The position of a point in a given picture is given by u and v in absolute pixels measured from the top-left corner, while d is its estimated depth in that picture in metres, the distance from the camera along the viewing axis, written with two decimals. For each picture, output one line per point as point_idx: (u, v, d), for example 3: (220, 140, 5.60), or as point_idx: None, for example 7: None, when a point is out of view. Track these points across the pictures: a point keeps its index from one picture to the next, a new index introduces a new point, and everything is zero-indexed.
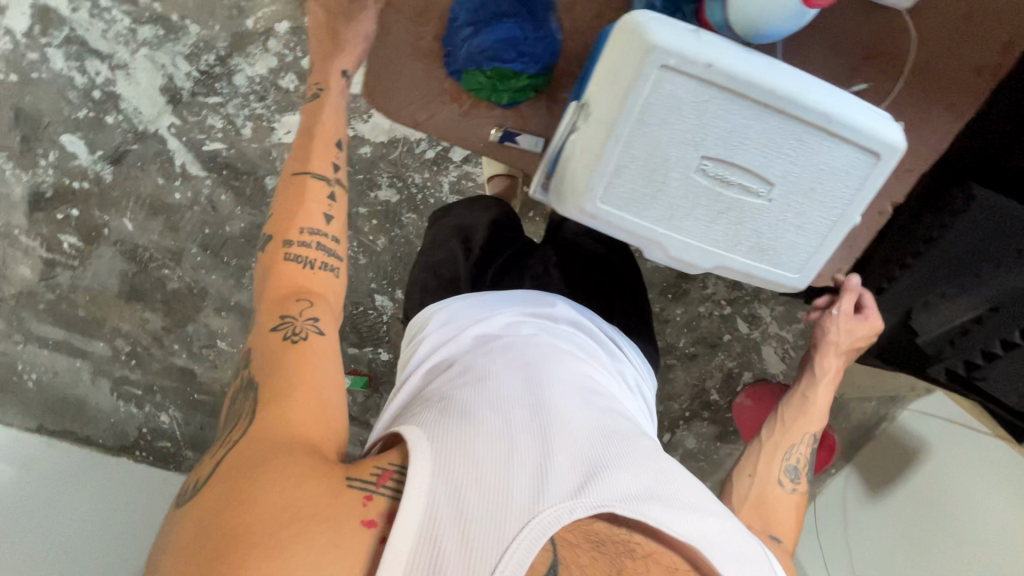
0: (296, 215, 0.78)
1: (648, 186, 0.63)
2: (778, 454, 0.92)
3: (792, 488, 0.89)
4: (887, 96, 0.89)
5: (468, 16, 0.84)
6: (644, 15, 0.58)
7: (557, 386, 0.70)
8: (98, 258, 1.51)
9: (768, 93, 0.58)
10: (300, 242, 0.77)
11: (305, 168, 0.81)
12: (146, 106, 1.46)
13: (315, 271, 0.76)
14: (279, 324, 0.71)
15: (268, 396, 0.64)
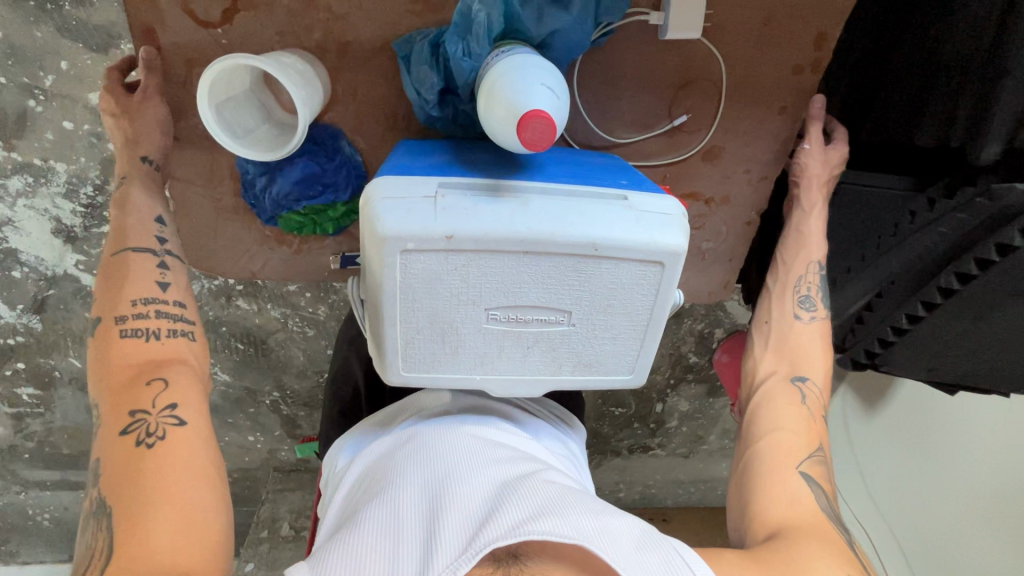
0: (119, 290, 0.62)
1: (444, 347, 0.61)
2: (794, 296, 0.77)
3: (811, 317, 0.77)
4: (715, 118, 0.83)
5: (259, 167, 0.80)
6: (378, 193, 0.55)
7: (453, 446, 0.57)
8: (63, 400, 1.22)
9: (522, 241, 0.55)
10: (136, 315, 0.61)
11: (124, 243, 0.66)
12: (45, 251, 1.06)
13: (161, 342, 0.60)
14: (126, 424, 0.54)
15: (124, 514, 0.49)
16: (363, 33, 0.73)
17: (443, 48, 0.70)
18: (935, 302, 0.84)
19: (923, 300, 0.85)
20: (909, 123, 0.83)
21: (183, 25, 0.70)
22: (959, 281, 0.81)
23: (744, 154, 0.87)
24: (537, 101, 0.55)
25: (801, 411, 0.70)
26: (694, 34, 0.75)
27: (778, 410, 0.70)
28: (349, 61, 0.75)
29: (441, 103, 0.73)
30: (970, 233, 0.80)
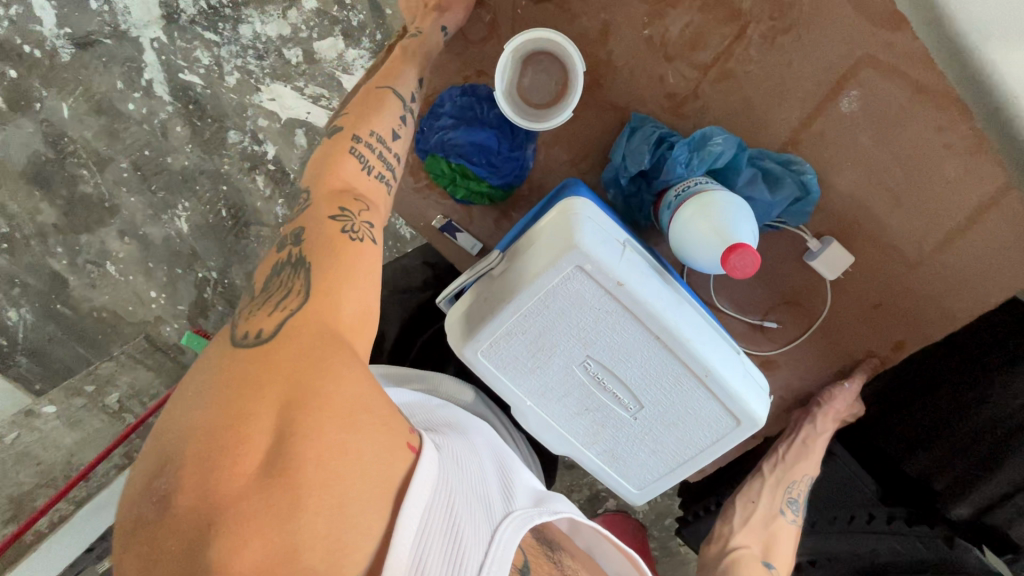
0: (365, 118, 0.69)
1: (529, 360, 0.63)
2: (782, 487, 0.91)
3: (791, 518, 0.90)
4: (791, 342, 0.93)
5: (454, 111, 0.84)
6: (581, 209, 0.60)
7: (494, 445, 0.64)
8: (16, 129, 1.19)
9: (664, 330, 0.59)
10: (368, 145, 0.66)
11: (390, 82, 0.73)
12: (138, 8, 1.15)
13: (369, 176, 0.65)
14: (335, 209, 0.56)
15: (321, 268, 0.50)
16: (618, 89, 0.81)
17: (667, 146, 0.79)
18: None
19: None
20: (911, 446, 0.94)
21: None
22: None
23: (793, 386, 0.95)
24: (743, 239, 0.64)
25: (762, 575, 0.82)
26: (830, 276, 0.87)
27: None
28: (591, 98, 0.82)
29: (633, 179, 0.81)
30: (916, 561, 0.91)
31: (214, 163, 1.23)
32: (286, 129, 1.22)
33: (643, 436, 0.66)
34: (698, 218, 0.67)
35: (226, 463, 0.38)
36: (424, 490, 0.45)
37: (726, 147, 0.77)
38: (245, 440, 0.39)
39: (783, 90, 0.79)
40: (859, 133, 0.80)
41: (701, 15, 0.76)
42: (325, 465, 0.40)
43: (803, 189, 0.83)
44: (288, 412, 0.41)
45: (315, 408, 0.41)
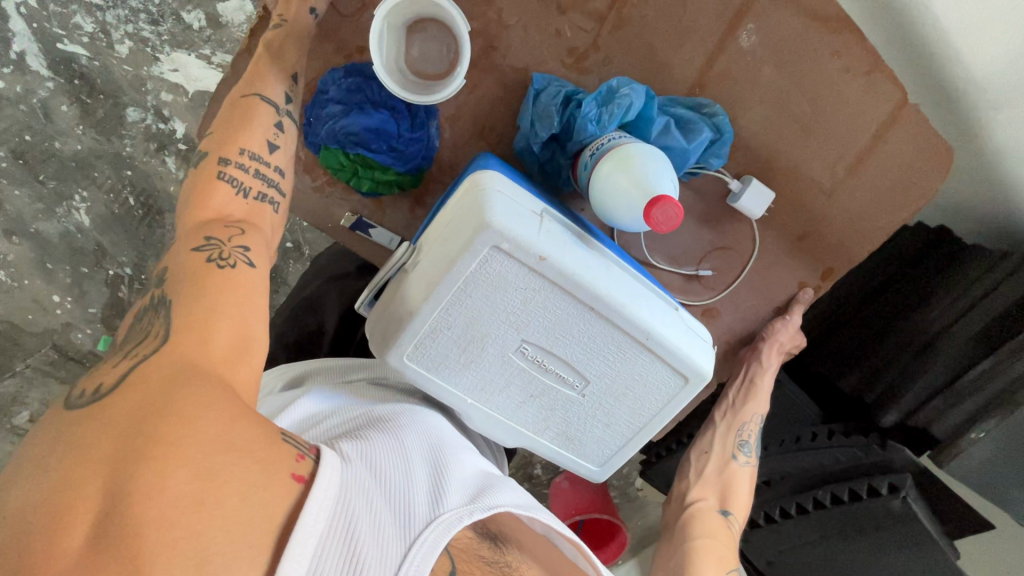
0: (229, 134, 0.65)
1: (461, 356, 0.58)
2: (729, 434, 0.91)
3: (745, 461, 0.89)
4: (729, 287, 0.92)
5: (341, 96, 0.75)
6: (489, 182, 0.55)
7: (440, 433, 0.60)
8: None
9: (596, 299, 0.56)
10: (240, 166, 0.63)
11: (256, 88, 0.67)
12: None
13: (247, 198, 0.63)
14: (200, 249, 0.56)
15: (180, 314, 0.50)
16: (515, 50, 0.75)
17: (575, 104, 0.75)
18: (806, 508, 0.88)
19: (799, 502, 0.89)
20: (847, 364, 0.95)
21: None
22: (848, 496, 0.83)
23: (736, 333, 0.95)
24: (665, 189, 0.61)
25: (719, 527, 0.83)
26: (757, 214, 0.86)
27: (706, 521, 0.83)
28: (487, 63, 0.76)
29: (546, 144, 0.77)
30: (864, 464, 0.84)
31: (113, 144, 1.06)
32: (197, 102, 1.07)
33: (592, 412, 0.63)
34: (615, 171, 0.63)
35: (55, 538, 0.36)
36: (314, 524, 0.41)
37: (635, 97, 0.73)
38: (70, 502, 0.37)
39: (683, 31, 0.76)
40: (763, 65, 0.78)
41: None
42: (169, 516, 0.38)
43: (716, 129, 0.80)
44: (117, 470, 0.38)
45: (158, 459, 0.39)
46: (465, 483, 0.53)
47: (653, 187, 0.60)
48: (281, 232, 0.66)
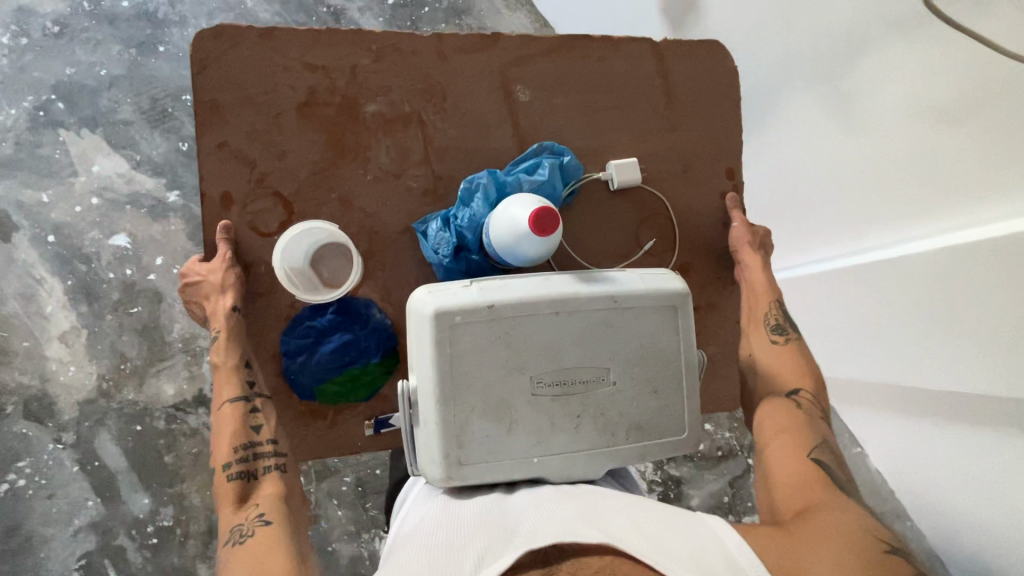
0: (214, 444, 0.69)
1: (500, 425, 0.63)
2: (765, 319, 0.82)
3: (787, 337, 0.79)
4: (676, 241, 1.02)
5: (301, 343, 0.89)
6: (423, 292, 0.66)
7: (484, 507, 0.58)
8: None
9: (551, 303, 0.64)
10: (239, 460, 0.67)
11: (221, 396, 0.72)
12: None
13: (259, 480, 0.67)
14: (227, 543, 0.59)
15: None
16: (390, 222, 0.93)
17: (453, 218, 0.90)
18: None
19: None
20: None
21: (250, 235, 0.88)
22: None
23: (709, 266, 1.03)
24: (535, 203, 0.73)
25: (819, 417, 0.69)
26: (639, 178, 0.98)
27: (781, 418, 0.69)
28: (379, 245, 0.93)
29: (456, 257, 0.89)
30: None
31: None
32: None
33: (634, 388, 0.65)
34: (513, 204, 0.74)
35: None
36: None
37: (485, 180, 0.90)
38: None
39: (483, 124, 0.96)
40: (550, 98, 0.99)
41: (390, 137, 0.93)
42: None
43: (556, 153, 0.96)
44: None
45: None
46: (490, 540, 0.50)
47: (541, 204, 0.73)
48: (299, 482, 0.70)
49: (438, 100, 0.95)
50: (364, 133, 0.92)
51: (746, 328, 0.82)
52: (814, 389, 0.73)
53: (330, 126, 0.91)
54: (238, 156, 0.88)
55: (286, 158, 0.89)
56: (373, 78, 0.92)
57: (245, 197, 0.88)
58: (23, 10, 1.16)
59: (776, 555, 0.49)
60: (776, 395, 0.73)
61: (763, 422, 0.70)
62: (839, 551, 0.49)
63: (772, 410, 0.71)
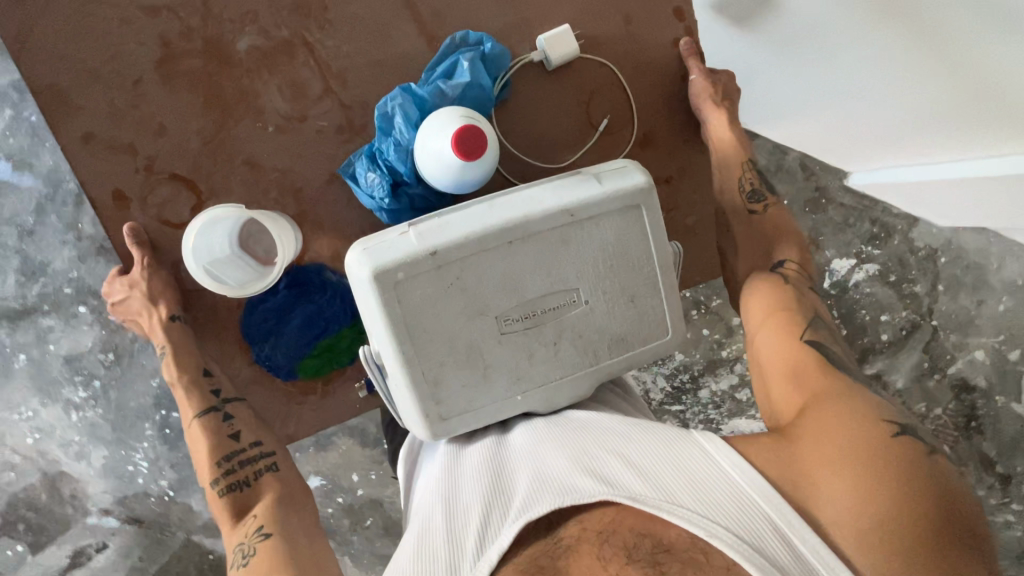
0: (200, 462, 0.69)
1: (476, 374, 0.58)
2: (738, 193, 0.81)
3: (761, 209, 0.78)
4: (632, 111, 0.91)
5: (263, 327, 0.83)
6: (356, 249, 0.57)
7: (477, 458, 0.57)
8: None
9: (502, 232, 0.57)
10: (226, 473, 0.68)
11: (189, 414, 0.73)
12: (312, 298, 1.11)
13: (253, 485, 0.68)
14: (232, 554, 0.60)
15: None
16: (311, 174, 0.82)
17: (379, 153, 0.79)
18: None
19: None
20: None
21: (163, 231, 0.78)
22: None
23: (673, 128, 0.92)
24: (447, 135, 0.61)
25: (800, 285, 0.68)
26: (576, 49, 0.84)
27: (770, 292, 0.67)
28: (309, 203, 0.83)
29: (394, 195, 0.79)
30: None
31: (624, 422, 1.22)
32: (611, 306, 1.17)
33: (608, 300, 0.60)
34: (430, 137, 0.64)
35: None
36: None
37: (401, 100, 0.77)
38: None
39: (380, 29, 0.80)
40: None
41: (278, 74, 0.78)
42: None
43: (476, 44, 0.81)
44: None
45: None
46: (488, 506, 0.49)
47: (452, 129, 0.61)
48: (296, 471, 0.72)
49: (317, 13, 0.78)
50: (246, 77, 0.78)
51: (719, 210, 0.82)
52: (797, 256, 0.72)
53: (203, 80, 0.76)
54: (112, 145, 0.75)
55: (167, 132, 0.76)
56: (229, 4, 0.76)
57: (141, 190, 0.77)
58: (70, 358, 0.94)
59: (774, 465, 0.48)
60: (761, 271, 0.72)
61: (753, 306, 0.67)
62: (840, 443, 0.47)
63: (759, 287, 0.69)
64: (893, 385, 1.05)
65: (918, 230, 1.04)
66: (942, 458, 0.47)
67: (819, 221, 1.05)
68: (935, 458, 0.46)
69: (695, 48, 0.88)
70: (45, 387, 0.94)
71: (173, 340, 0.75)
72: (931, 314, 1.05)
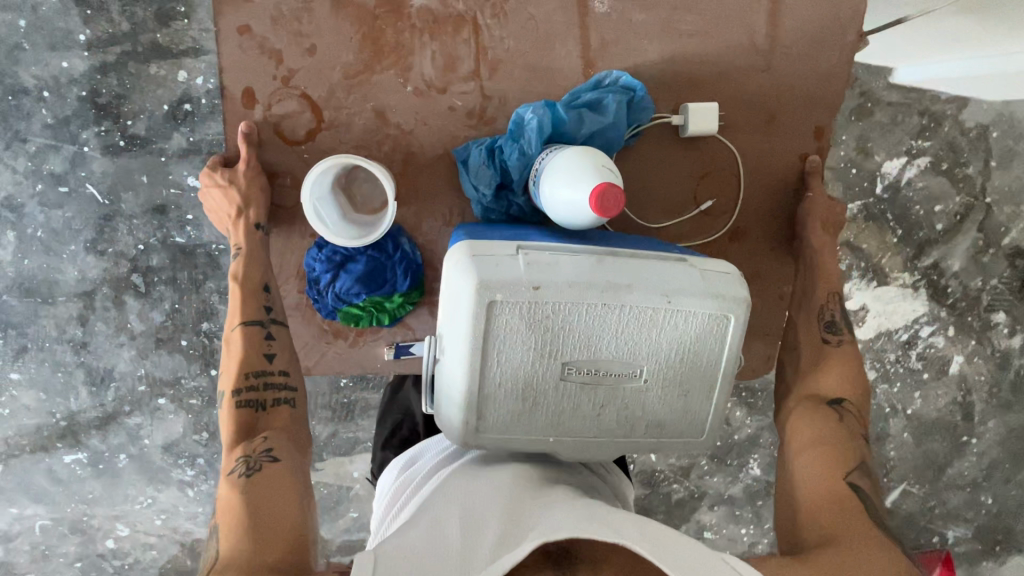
0: (230, 367, 0.70)
1: (522, 405, 0.61)
2: (816, 317, 0.83)
3: (837, 342, 0.80)
4: (737, 202, 0.92)
5: (325, 264, 0.84)
6: (464, 250, 0.60)
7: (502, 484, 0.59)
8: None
9: (602, 293, 0.59)
10: (249, 388, 0.68)
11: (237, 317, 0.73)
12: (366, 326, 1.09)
13: (268, 410, 0.67)
14: (232, 463, 0.60)
15: (222, 520, 0.55)
16: (428, 142, 0.83)
17: (499, 150, 0.80)
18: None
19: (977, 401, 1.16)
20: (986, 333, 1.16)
21: (274, 141, 0.80)
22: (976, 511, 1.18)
23: (765, 231, 0.94)
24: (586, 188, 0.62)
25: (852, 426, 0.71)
26: (714, 129, 0.85)
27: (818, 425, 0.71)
28: (414, 168, 0.84)
29: (496, 195, 0.81)
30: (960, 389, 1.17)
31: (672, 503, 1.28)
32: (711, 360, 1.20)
33: (664, 386, 0.63)
34: (560, 184, 0.65)
35: None
36: None
37: (541, 113, 0.77)
38: None
39: (545, 37, 0.81)
40: (629, 12, 0.82)
41: (437, 41, 0.80)
42: None
43: (628, 88, 0.81)
44: None
45: None
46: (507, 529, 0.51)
47: (591, 184, 0.62)
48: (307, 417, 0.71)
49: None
50: (407, 32, 0.79)
51: (790, 321, 0.85)
52: (855, 398, 0.75)
53: (368, 20, 0.78)
54: (261, 46, 0.77)
55: (316, 53, 0.78)
56: None
57: (270, 97, 0.78)
58: (168, 446, 1.01)
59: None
60: (817, 399, 0.75)
61: (797, 430, 0.71)
62: None
63: (811, 416, 0.72)
64: (948, 270, 1.09)
65: (968, 112, 1.04)
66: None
67: (867, 128, 1.04)
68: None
69: (822, 170, 0.90)
70: (156, 476, 1.02)
71: (249, 246, 0.76)
72: (983, 193, 1.07)
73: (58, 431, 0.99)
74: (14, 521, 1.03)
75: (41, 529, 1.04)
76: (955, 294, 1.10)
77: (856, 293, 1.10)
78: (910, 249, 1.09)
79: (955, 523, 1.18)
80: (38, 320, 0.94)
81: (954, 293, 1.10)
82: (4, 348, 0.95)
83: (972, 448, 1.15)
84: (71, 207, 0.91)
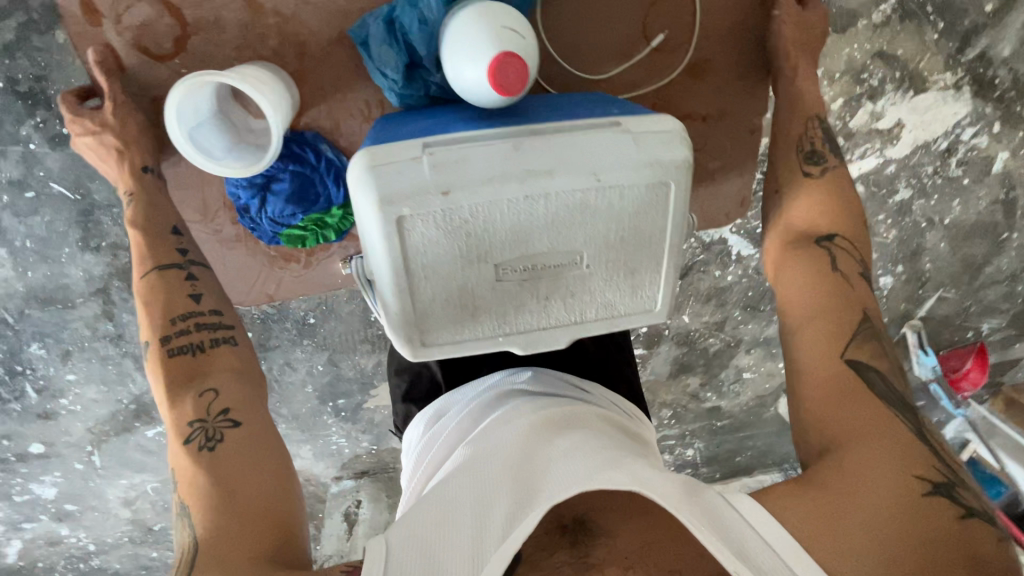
0: (156, 317, 0.68)
1: (464, 311, 0.59)
2: (796, 149, 0.77)
3: (819, 173, 0.75)
4: (694, 27, 0.79)
5: (248, 190, 0.78)
6: (363, 160, 0.53)
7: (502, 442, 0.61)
8: None
9: (521, 185, 0.53)
10: (179, 333, 0.67)
11: (151, 265, 0.71)
12: None
13: (208, 351, 0.67)
14: (188, 429, 0.62)
15: (190, 494, 0.59)
16: (317, 26, 0.71)
17: (398, 21, 0.68)
18: None
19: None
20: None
21: (141, 60, 0.69)
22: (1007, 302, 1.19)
23: (730, 60, 0.82)
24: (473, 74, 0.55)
25: (834, 260, 0.68)
26: None
27: (797, 276, 0.68)
28: (312, 61, 0.73)
29: (410, 78, 0.70)
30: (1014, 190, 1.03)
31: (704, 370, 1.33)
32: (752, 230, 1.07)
33: (610, 264, 0.59)
34: (458, 53, 0.56)
35: None
36: None
37: None
38: None
39: None
40: None
41: None
42: None
43: None
44: None
45: None
46: (505, 493, 0.54)
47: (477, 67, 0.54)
48: (250, 347, 0.72)
49: None
50: None
51: (771, 164, 0.78)
52: (842, 230, 0.71)
53: None
54: None
55: None
56: None
57: (115, 5, 0.66)
58: None
59: (810, 511, 0.52)
60: (803, 241, 0.71)
61: (782, 288, 0.69)
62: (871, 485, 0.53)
63: (795, 264, 0.69)
64: (997, 59, 0.87)
65: None
66: (978, 520, 0.51)
67: None
68: (968, 519, 0.50)
69: None
70: None
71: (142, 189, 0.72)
72: None
73: (131, 413, 1.03)
74: (128, 488, 1.18)
75: (153, 490, 1.20)
76: (1003, 85, 0.90)
77: (889, 110, 0.91)
78: (954, 43, 0.86)
79: (990, 316, 1.20)
80: (68, 325, 0.90)
81: (1002, 85, 0.90)
82: (49, 354, 0.92)
83: (1012, 243, 1.09)
84: (46, 212, 0.79)
